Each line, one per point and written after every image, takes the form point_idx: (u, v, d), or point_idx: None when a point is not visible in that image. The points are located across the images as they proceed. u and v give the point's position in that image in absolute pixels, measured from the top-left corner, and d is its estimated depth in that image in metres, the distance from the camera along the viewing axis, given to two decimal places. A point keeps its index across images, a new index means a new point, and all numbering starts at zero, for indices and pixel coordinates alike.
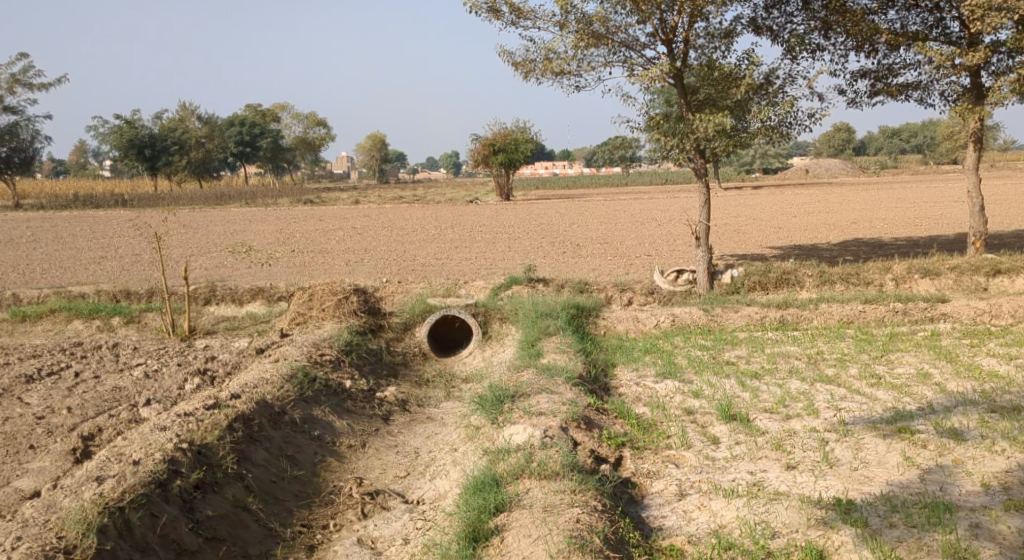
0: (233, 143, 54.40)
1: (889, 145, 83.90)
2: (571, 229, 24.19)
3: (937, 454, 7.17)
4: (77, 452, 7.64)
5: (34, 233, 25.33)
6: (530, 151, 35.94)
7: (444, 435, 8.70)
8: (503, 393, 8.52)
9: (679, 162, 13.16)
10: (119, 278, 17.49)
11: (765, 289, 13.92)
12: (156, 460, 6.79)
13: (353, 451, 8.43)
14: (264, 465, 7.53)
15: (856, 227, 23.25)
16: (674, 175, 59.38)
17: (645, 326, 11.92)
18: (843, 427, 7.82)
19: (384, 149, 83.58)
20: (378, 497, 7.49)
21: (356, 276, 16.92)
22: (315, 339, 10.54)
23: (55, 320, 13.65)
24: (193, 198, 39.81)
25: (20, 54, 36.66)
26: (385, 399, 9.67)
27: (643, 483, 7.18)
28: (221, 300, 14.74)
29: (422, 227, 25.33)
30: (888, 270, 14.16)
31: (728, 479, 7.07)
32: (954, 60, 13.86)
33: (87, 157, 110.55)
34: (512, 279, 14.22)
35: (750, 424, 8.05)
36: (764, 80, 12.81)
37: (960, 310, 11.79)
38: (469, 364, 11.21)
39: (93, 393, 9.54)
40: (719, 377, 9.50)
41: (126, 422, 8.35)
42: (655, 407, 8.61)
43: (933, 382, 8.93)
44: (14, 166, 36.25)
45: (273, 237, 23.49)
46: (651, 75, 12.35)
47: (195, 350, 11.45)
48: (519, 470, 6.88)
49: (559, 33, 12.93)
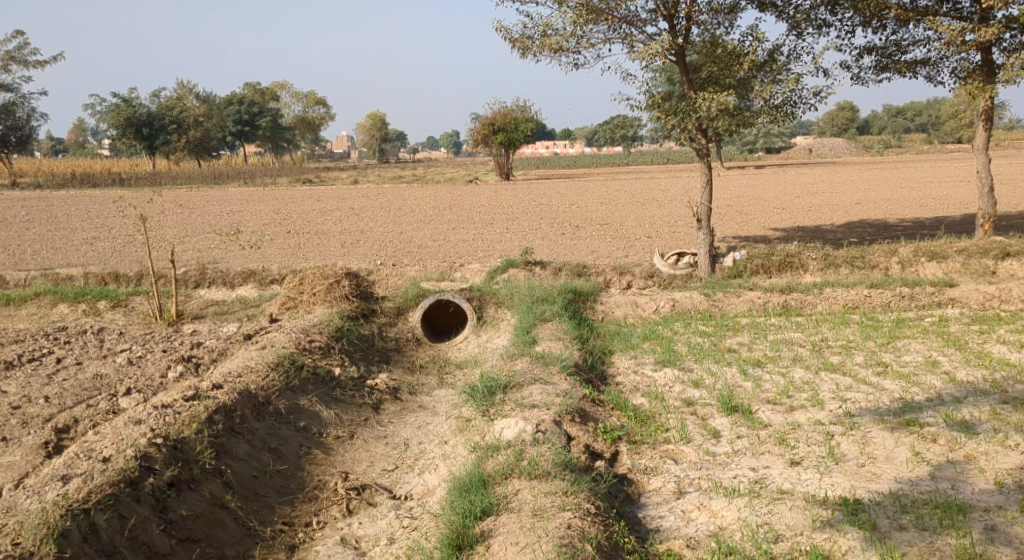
0: (232, 122, 53.48)
1: (895, 124, 83.05)
2: (570, 209, 23.85)
3: (948, 450, 6.83)
4: (49, 446, 7.35)
5: (28, 213, 24.91)
6: (530, 130, 35.45)
7: (435, 426, 8.38)
8: (495, 383, 8.19)
9: (680, 141, 12.82)
10: (110, 260, 17.14)
11: (768, 274, 13.55)
12: (126, 457, 6.50)
13: (341, 443, 8.11)
14: (245, 460, 7.22)
15: (860, 208, 22.89)
16: (677, 155, 59.11)
17: (644, 312, 11.58)
18: (849, 420, 7.50)
19: (384, 128, 82.66)
20: (365, 492, 7.19)
21: (350, 259, 16.57)
22: (304, 325, 10.18)
23: (41, 304, 13.27)
24: (191, 176, 39.32)
25: (14, 32, 36.15)
26: (376, 387, 9.34)
27: (640, 480, 6.87)
28: (211, 284, 14.37)
29: (420, 208, 24.91)
30: (894, 253, 13.79)
31: (730, 477, 6.76)
32: (965, 35, 13.41)
33: (87, 137, 109.81)
34: (508, 262, 13.83)
35: (753, 417, 7.72)
36: (768, 58, 12.41)
37: (968, 295, 11.43)
38: (463, 351, 10.87)
39: (72, 381, 9.22)
40: (720, 365, 9.18)
41: (103, 413, 8.05)
42: (654, 398, 8.29)
43: (941, 371, 8.60)
44: (11, 145, 35.83)
45: (269, 218, 23.11)
46: (651, 52, 11.93)
47: (183, 336, 11.11)
48: (507, 469, 6.57)
49: (558, 9, 12.50)
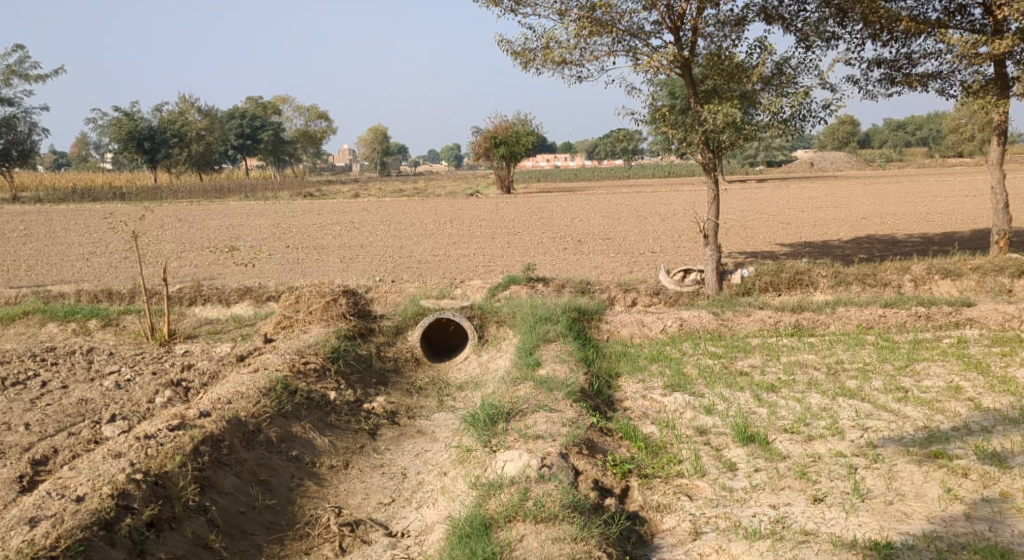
0: (233, 136, 53.30)
1: (895, 137, 83.15)
2: (573, 224, 23.46)
3: (981, 486, 6.42)
4: (23, 480, 6.96)
5: (27, 227, 24.51)
6: (531, 144, 35.06)
7: (435, 455, 7.95)
8: (497, 411, 7.75)
9: (685, 155, 12.35)
10: (105, 277, 16.73)
11: (778, 291, 13.09)
12: (101, 497, 6.12)
13: (335, 473, 7.68)
14: (232, 494, 6.81)
15: (866, 223, 22.48)
16: (678, 168, 58.84)
17: (651, 330, 11.12)
18: (873, 451, 7.07)
19: (385, 141, 82.80)
20: (359, 529, 6.78)
21: (348, 275, 16.19)
22: (298, 346, 9.75)
23: (29, 322, 12.82)
24: (192, 190, 38.98)
25: (16, 45, 35.88)
26: (373, 412, 8.91)
27: (653, 519, 6.53)
28: (206, 301, 13.93)
29: (420, 222, 24.55)
30: (907, 271, 13.35)
31: (749, 516, 6.39)
32: (978, 48, 13.03)
33: (89, 149, 109.83)
34: (511, 278, 13.36)
35: (771, 448, 7.28)
36: (775, 71, 12.06)
37: (986, 314, 10.96)
38: (463, 372, 10.43)
39: (55, 406, 8.79)
40: (732, 390, 8.72)
41: (84, 442, 7.64)
42: (665, 426, 7.86)
43: (966, 398, 8.15)
44: (12, 160, 35.51)
45: (269, 232, 22.71)
46: (656, 64, 11.55)
47: (174, 357, 10.68)
48: (511, 511, 6.20)
49: (561, 21, 12.16)
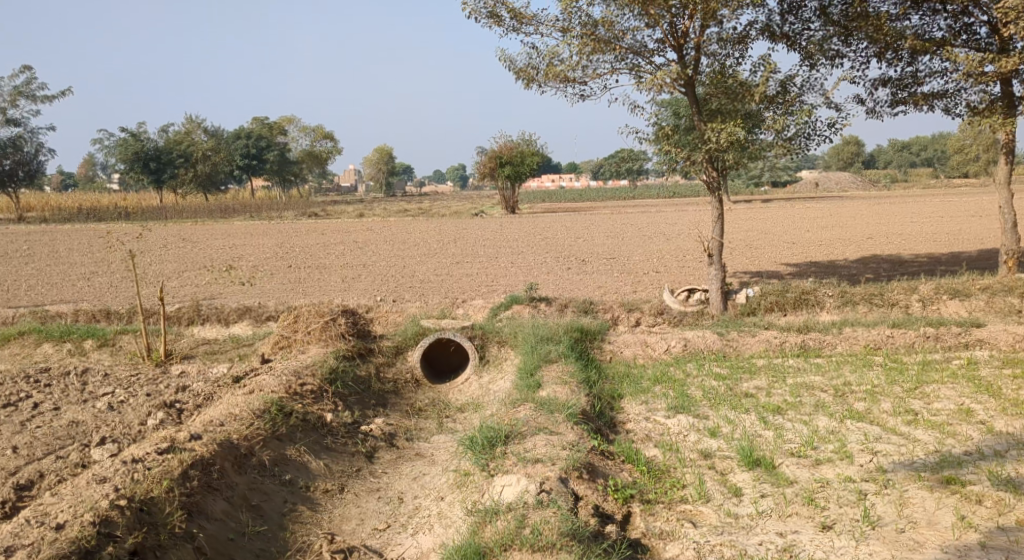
0: (239, 156, 53.36)
1: (900, 157, 83.19)
2: (576, 244, 23.28)
3: (996, 514, 6.23)
4: (6, 506, 6.81)
5: (30, 247, 24.40)
6: (536, 164, 34.92)
7: (432, 478, 7.73)
8: (496, 434, 7.55)
9: (689, 175, 12.15)
10: (104, 297, 16.56)
11: (783, 311, 12.89)
12: (82, 525, 5.96)
13: (330, 498, 7.47)
14: (222, 519, 6.62)
15: (872, 243, 22.27)
16: (684, 188, 58.80)
17: (655, 352, 10.90)
18: (882, 476, 6.85)
19: (390, 162, 83.02)
20: (352, 556, 6.56)
21: (349, 295, 16.00)
22: (295, 367, 9.55)
23: (25, 343, 12.62)
24: (198, 210, 38.96)
25: (23, 67, 36.12)
26: (370, 433, 8.70)
27: (656, 547, 6.33)
28: (206, 321, 13.74)
29: (424, 242, 24.38)
30: (914, 291, 13.14)
31: (755, 543, 6.20)
32: (984, 66, 12.88)
33: (95, 169, 110.42)
34: (512, 298, 13.13)
35: (777, 473, 7.07)
36: (780, 89, 11.87)
37: (997, 336, 10.74)
38: (464, 393, 10.22)
39: (45, 429, 8.59)
40: (737, 413, 8.50)
41: (71, 466, 7.46)
42: (668, 450, 7.64)
43: (978, 421, 7.93)
44: (18, 180, 35.51)
45: (272, 252, 22.56)
46: (658, 82, 11.42)
47: (169, 378, 10.48)
48: (507, 540, 6.04)
49: (563, 38, 12.05)
